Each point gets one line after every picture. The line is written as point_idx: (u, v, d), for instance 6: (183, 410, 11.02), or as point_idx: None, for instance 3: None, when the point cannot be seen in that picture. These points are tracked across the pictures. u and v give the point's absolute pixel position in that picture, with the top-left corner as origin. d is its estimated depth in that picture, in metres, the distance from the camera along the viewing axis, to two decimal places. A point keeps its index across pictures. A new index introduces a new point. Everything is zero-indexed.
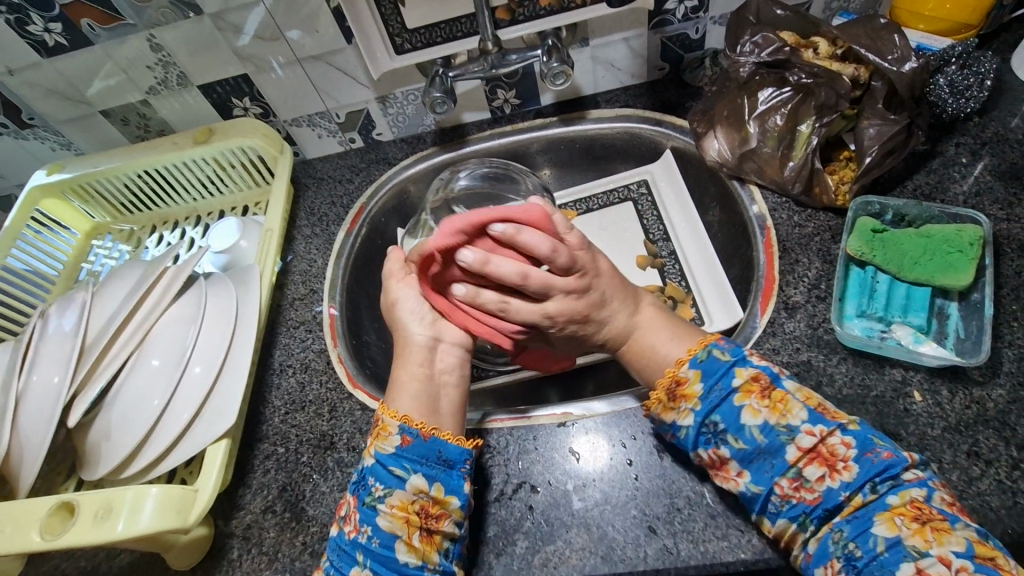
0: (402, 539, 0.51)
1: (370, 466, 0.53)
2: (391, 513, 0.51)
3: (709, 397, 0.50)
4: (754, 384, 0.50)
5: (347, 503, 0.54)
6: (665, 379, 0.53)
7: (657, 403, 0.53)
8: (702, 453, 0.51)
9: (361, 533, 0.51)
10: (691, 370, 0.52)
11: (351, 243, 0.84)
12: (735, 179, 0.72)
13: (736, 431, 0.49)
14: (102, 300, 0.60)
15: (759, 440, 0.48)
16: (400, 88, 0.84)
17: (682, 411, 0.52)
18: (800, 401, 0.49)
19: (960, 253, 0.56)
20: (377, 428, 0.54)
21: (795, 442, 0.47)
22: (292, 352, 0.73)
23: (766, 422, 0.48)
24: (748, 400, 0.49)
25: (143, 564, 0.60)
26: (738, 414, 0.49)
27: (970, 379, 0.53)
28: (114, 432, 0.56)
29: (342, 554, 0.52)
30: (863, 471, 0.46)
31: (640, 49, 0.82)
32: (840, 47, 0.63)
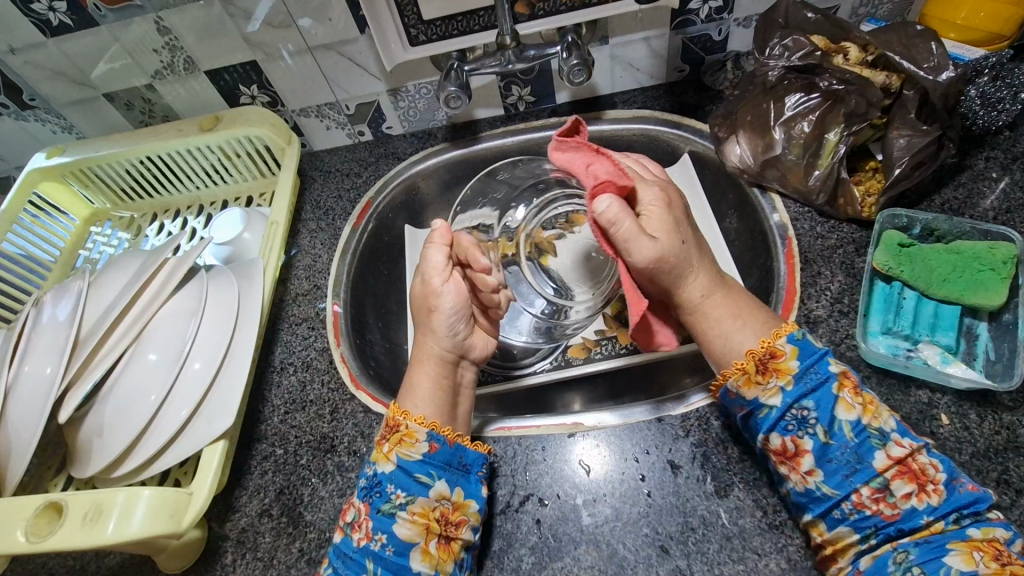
0: (418, 547, 0.49)
1: (391, 472, 0.51)
2: (411, 520, 0.50)
3: (805, 378, 0.49)
4: (846, 379, 0.48)
5: (355, 508, 0.52)
6: (760, 348, 0.51)
7: (739, 375, 0.51)
8: (775, 438, 0.49)
9: (374, 541, 0.49)
10: (789, 345, 0.50)
11: (357, 239, 0.82)
12: (756, 186, 0.70)
13: (826, 422, 0.47)
14: (99, 290, 0.58)
15: (847, 437, 0.47)
16: (412, 81, 0.82)
17: (768, 389, 0.49)
18: (890, 412, 0.48)
19: (992, 271, 0.54)
20: (401, 432, 0.53)
21: (886, 449, 0.46)
22: (294, 350, 0.71)
23: (859, 421, 0.47)
24: (845, 393, 0.48)
25: (134, 565, 0.58)
26: (832, 406, 0.47)
27: (999, 404, 0.51)
28: (107, 428, 0.54)
29: (348, 562, 0.50)
30: (949, 499, 0.44)
31: (660, 49, 0.80)
32: (871, 53, 0.61)
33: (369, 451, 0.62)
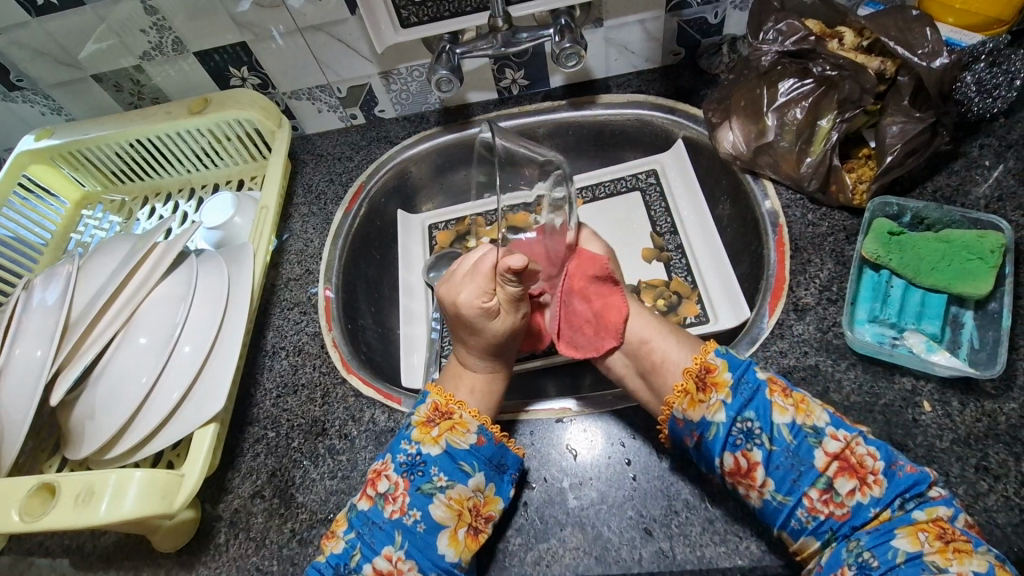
0: (447, 531, 0.50)
1: (437, 456, 0.53)
2: (447, 504, 0.51)
3: (740, 390, 0.49)
4: (776, 383, 0.49)
5: (391, 481, 0.53)
6: (693, 364, 0.52)
7: (683, 398, 0.51)
8: (728, 457, 0.48)
9: (408, 516, 0.51)
10: (717, 359, 0.51)
11: (349, 223, 0.82)
12: (748, 173, 0.69)
13: (768, 430, 0.48)
14: (90, 274, 0.58)
15: (788, 441, 0.47)
16: (404, 63, 0.81)
17: (712, 406, 0.50)
18: (821, 405, 0.48)
19: (979, 260, 0.54)
20: (455, 420, 0.54)
21: (823, 446, 0.46)
22: (286, 335, 0.72)
23: (794, 422, 0.48)
24: (777, 398, 0.48)
25: (130, 545, 0.60)
26: (769, 413, 0.48)
27: (982, 392, 0.51)
28: (99, 411, 0.54)
29: (377, 531, 0.51)
30: (892, 486, 0.45)
31: (655, 32, 0.79)
32: (867, 38, 0.60)
33: (360, 435, 0.62)
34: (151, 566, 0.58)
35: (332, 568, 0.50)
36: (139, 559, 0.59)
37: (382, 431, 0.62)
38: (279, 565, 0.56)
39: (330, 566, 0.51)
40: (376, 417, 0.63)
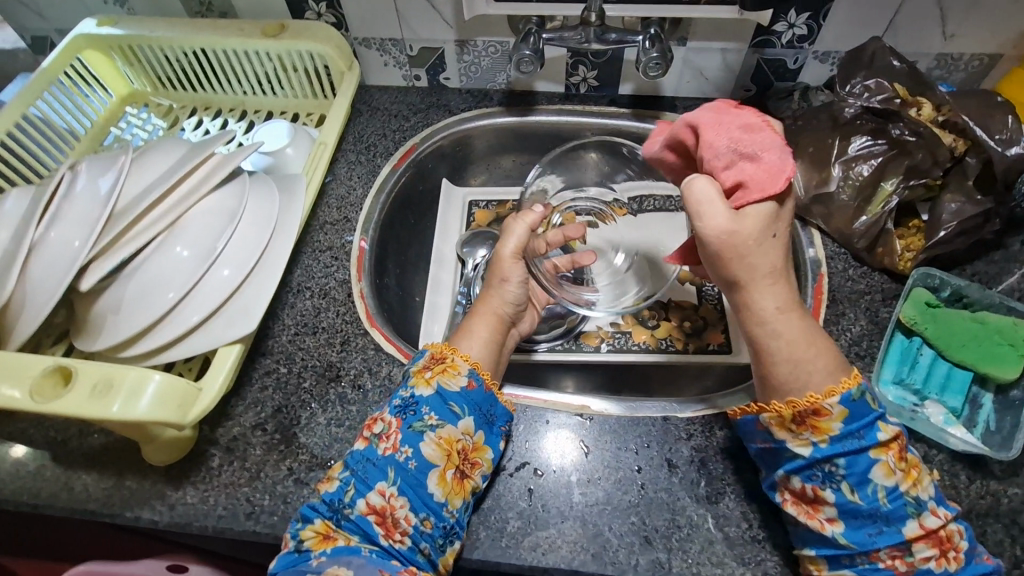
0: (437, 471, 0.49)
1: (429, 397, 0.52)
2: (437, 442, 0.50)
3: (844, 441, 0.46)
4: (895, 444, 0.46)
5: (385, 422, 0.51)
6: (804, 402, 0.47)
7: (774, 417, 0.48)
8: (798, 481, 0.48)
9: (400, 453, 0.49)
10: (838, 406, 0.46)
11: (393, 182, 0.81)
12: (797, 219, 0.70)
13: (857, 483, 0.46)
14: (140, 168, 0.56)
15: (880, 502, 0.45)
16: (482, 36, 0.81)
17: (800, 438, 0.47)
18: (929, 477, 0.47)
19: (1009, 346, 0.55)
20: (446, 364, 0.54)
21: (919, 518, 0.45)
22: (313, 276, 0.71)
23: (895, 487, 0.46)
24: (886, 458, 0.46)
25: (120, 450, 0.58)
26: (872, 471, 0.45)
27: (990, 471, 0.53)
28: (124, 307, 0.53)
29: (371, 467, 0.49)
30: (967, 568, 0.45)
31: (733, 64, 0.80)
32: (943, 114, 0.62)
33: (374, 388, 0.62)
34: (137, 475, 0.57)
35: (325, 505, 0.48)
36: (126, 466, 0.58)
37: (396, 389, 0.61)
38: (269, 501, 0.55)
39: (323, 505, 0.48)
40: (393, 375, 0.62)
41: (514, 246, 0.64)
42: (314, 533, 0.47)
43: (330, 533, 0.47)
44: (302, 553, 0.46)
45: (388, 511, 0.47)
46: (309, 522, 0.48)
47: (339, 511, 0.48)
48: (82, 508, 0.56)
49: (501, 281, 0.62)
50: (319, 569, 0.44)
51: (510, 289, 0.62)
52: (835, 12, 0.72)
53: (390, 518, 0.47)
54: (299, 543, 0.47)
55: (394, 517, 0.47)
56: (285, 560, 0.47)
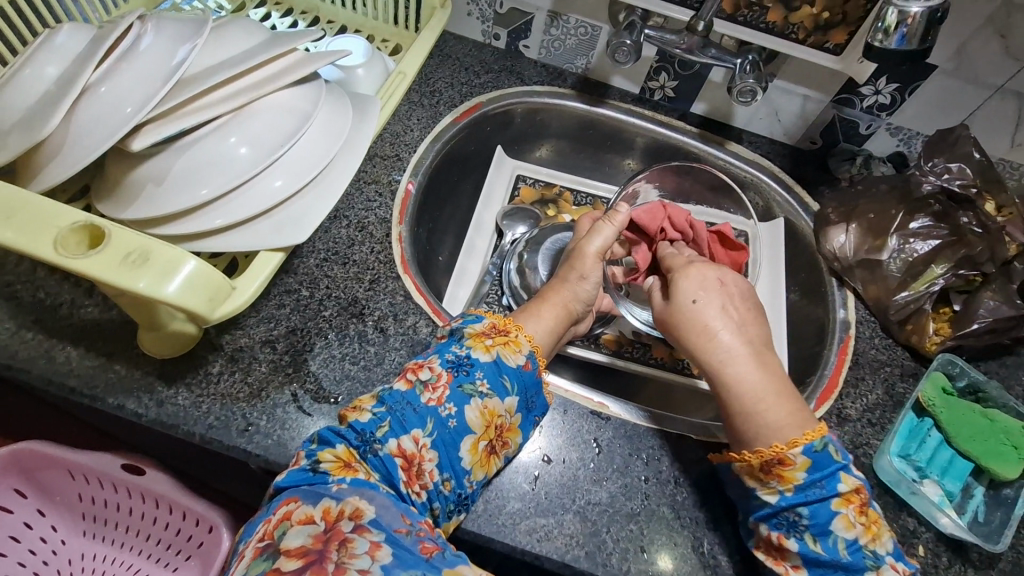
0: (472, 438, 0.48)
1: (485, 363, 0.51)
2: (481, 411, 0.49)
3: (806, 490, 0.47)
4: (856, 496, 0.47)
5: (433, 372, 0.50)
6: (770, 450, 0.48)
7: (742, 465, 0.49)
8: (764, 529, 0.49)
9: (443, 408, 0.48)
10: (801, 455, 0.47)
11: (451, 133, 0.78)
12: (836, 277, 0.73)
13: (818, 532, 0.46)
14: (218, 41, 0.52)
15: (839, 554, 0.46)
16: (577, 14, 0.79)
17: (769, 487, 0.48)
18: (890, 531, 0.47)
19: (1013, 447, 0.57)
20: (509, 338, 0.54)
21: (878, 572, 0.45)
22: (353, 206, 0.67)
23: (855, 540, 0.46)
24: (846, 512, 0.46)
25: (115, 331, 0.54)
26: (830, 521, 0.46)
27: (970, 560, 0.55)
28: (170, 181, 0.49)
29: (410, 412, 0.47)
30: None
31: (810, 114, 0.81)
32: (1003, 216, 0.64)
33: (396, 335, 0.59)
34: (128, 361, 0.53)
35: (353, 433, 0.46)
36: (117, 349, 0.53)
37: (419, 341, 0.59)
38: (266, 422, 0.52)
39: (350, 432, 0.46)
40: (418, 326, 0.60)
41: (599, 247, 0.62)
42: (333, 458, 0.44)
43: (351, 462, 0.44)
44: (317, 474, 0.44)
45: (416, 459, 0.46)
46: (329, 446, 0.45)
47: (367, 444, 0.45)
48: (60, 382, 0.51)
49: (577, 278, 0.61)
50: (338, 496, 0.42)
51: (585, 288, 0.62)
52: (923, 90, 0.73)
53: (416, 468, 0.46)
54: (315, 463, 0.44)
55: (421, 467, 0.46)
56: (295, 477, 0.44)
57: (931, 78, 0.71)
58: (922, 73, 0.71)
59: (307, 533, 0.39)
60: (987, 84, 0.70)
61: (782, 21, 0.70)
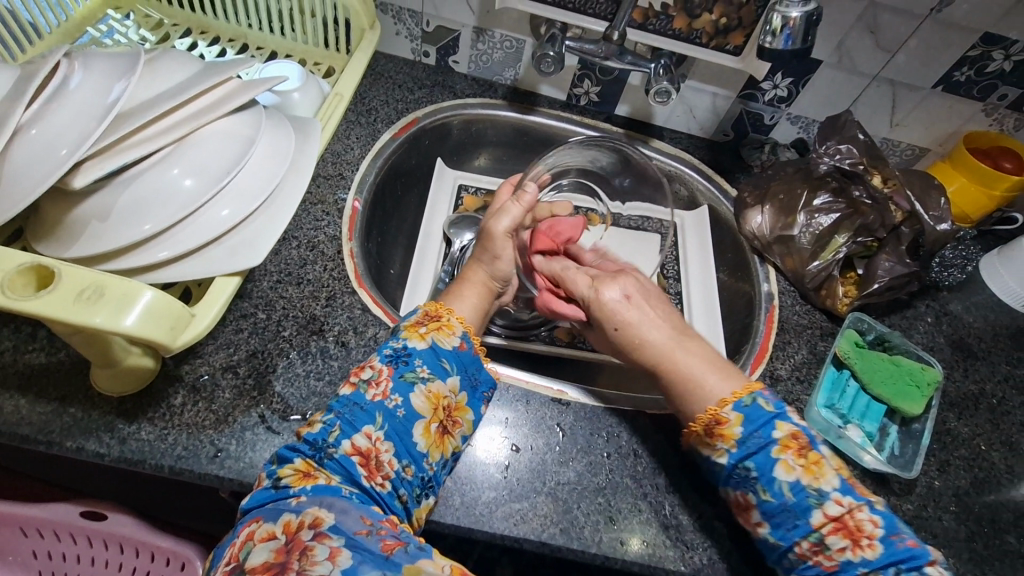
0: (423, 421, 0.51)
1: (422, 350, 0.54)
2: (426, 395, 0.52)
3: (747, 442, 0.51)
4: (793, 440, 0.50)
5: (374, 369, 0.53)
6: (704, 416, 0.53)
7: (696, 434, 0.54)
8: (731, 491, 0.53)
9: (389, 400, 0.51)
10: (733, 412, 0.52)
11: (392, 148, 0.80)
12: (757, 255, 0.81)
13: (767, 482, 0.50)
14: (153, 75, 0.53)
15: (787, 497, 0.49)
16: (501, 29, 0.84)
17: (717, 450, 0.52)
18: (834, 469, 0.50)
19: (916, 387, 0.66)
20: (442, 322, 0.57)
21: (823, 507, 0.48)
22: (302, 227, 0.68)
23: (798, 481, 0.49)
24: (785, 456, 0.50)
25: (67, 373, 0.53)
26: (774, 468, 0.50)
27: (892, 489, 0.62)
28: (115, 216, 0.49)
29: (357, 412, 0.50)
30: (886, 553, 0.47)
31: (721, 109, 0.88)
32: (889, 187, 0.72)
33: (358, 347, 0.61)
34: (82, 403, 0.52)
35: (307, 445, 0.48)
36: (70, 392, 0.52)
37: None
38: (236, 446, 0.52)
39: (304, 445, 0.48)
40: (379, 336, 0.62)
41: (507, 225, 0.66)
42: (292, 471, 0.46)
43: (310, 471, 0.46)
44: (279, 490, 0.45)
45: (372, 454, 0.49)
46: (287, 462, 0.47)
47: (322, 450, 0.47)
48: (11, 432, 0.50)
49: (491, 258, 0.65)
50: (298, 508, 0.43)
51: (502, 266, 0.66)
52: (813, 82, 0.82)
53: (374, 461, 0.48)
54: (276, 481, 0.46)
55: (379, 460, 0.48)
56: (260, 497, 0.45)
57: (818, 71, 0.81)
58: (810, 68, 0.80)
59: (269, 548, 0.41)
60: (864, 74, 0.80)
61: (687, 27, 0.77)
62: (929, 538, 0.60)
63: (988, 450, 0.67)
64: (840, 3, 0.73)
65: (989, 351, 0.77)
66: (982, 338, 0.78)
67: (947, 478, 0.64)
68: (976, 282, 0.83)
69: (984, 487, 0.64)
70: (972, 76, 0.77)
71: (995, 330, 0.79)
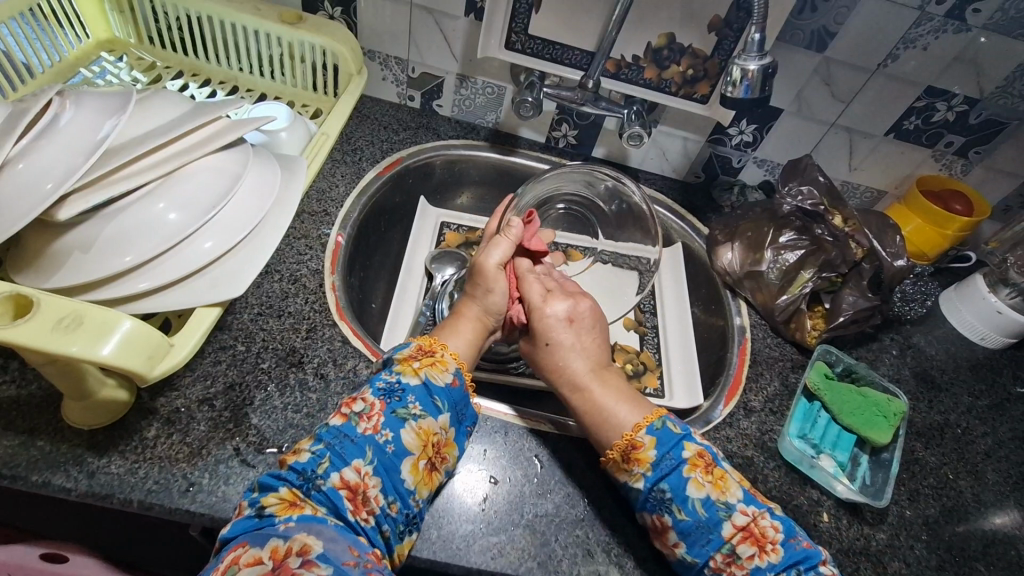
0: (411, 458, 0.51)
1: (415, 386, 0.54)
2: (417, 432, 0.52)
3: (660, 465, 0.54)
4: (700, 460, 0.54)
5: (366, 402, 0.53)
6: (621, 441, 0.56)
7: (614, 459, 0.56)
8: (647, 516, 0.54)
9: (380, 435, 0.51)
10: (647, 435, 0.55)
11: (376, 186, 0.82)
12: (729, 290, 0.84)
13: (681, 501, 0.52)
14: (145, 113, 0.55)
15: (700, 514, 0.51)
16: (483, 76, 0.88)
17: (634, 475, 0.54)
18: (738, 483, 0.54)
19: (883, 417, 0.68)
20: (436, 359, 0.57)
21: (731, 519, 0.51)
22: (284, 260, 0.69)
23: (708, 497, 0.52)
24: (694, 474, 0.53)
25: (39, 405, 0.52)
26: (684, 486, 0.52)
27: (865, 518, 0.63)
28: (98, 247, 0.50)
29: (348, 444, 0.49)
30: (787, 555, 0.50)
31: (691, 152, 0.93)
32: (850, 226, 0.76)
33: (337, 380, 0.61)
34: (51, 436, 0.51)
35: (294, 474, 0.47)
36: (40, 425, 0.51)
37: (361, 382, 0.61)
38: (209, 479, 0.51)
39: (290, 474, 0.47)
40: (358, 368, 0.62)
41: (498, 259, 0.65)
42: (277, 500, 0.45)
43: (296, 501, 0.46)
44: (263, 519, 0.44)
45: (360, 488, 0.48)
46: (271, 490, 0.46)
47: (310, 481, 0.47)
48: None
49: (483, 292, 0.65)
50: (286, 534, 0.43)
51: (494, 299, 0.65)
52: (776, 128, 0.88)
53: (361, 496, 0.48)
54: (260, 509, 0.45)
55: (366, 495, 0.48)
56: (242, 525, 0.44)
57: (779, 119, 0.86)
58: (772, 115, 0.86)
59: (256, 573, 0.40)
60: (822, 122, 0.85)
61: (657, 77, 0.82)
62: (903, 567, 0.60)
63: (956, 479, 0.69)
64: (797, 58, 0.79)
65: (952, 383, 0.80)
66: (945, 369, 0.81)
67: (918, 507, 0.65)
68: (936, 317, 0.87)
69: (953, 516, 0.66)
70: (920, 125, 0.84)
71: (956, 362, 0.82)
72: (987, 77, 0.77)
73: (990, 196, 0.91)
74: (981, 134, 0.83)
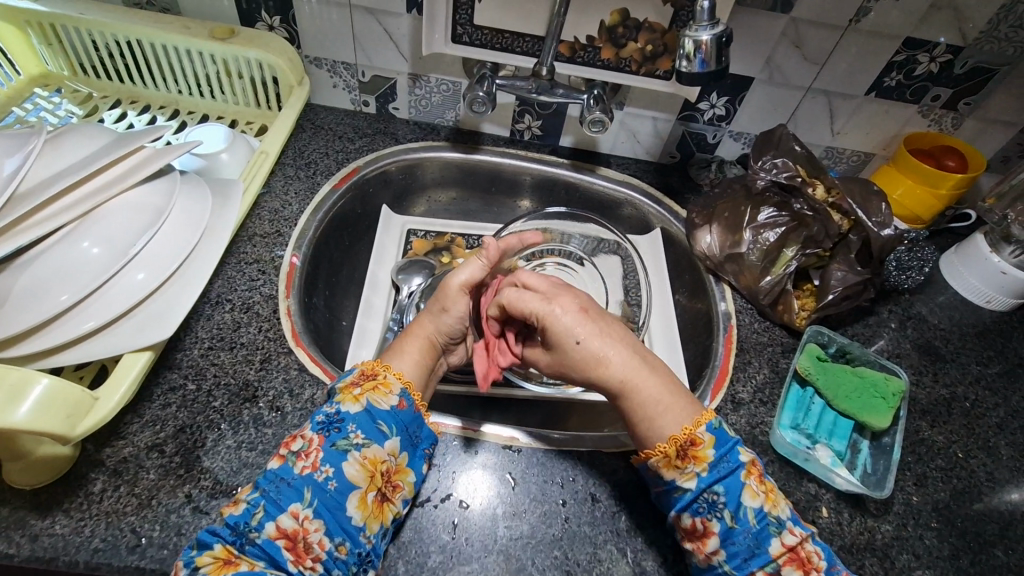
0: (358, 493, 0.48)
1: (356, 414, 0.51)
2: (361, 463, 0.49)
3: (717, 467, 0.50)
4: (755, 467, 0.50)
5: (305, 439, 0.50)
6: (681, 433, 0.51)
7: (661, 456, 0.51)
8: (687, 516, 0.50)
9: (319, 472, 0.48)
10: (706, 433, 0.50)
11: (333, 200, 0.79)
12: (711, 275, 0.79)
13: (733, 507, 0.49)
14: (56, 153, 0.52)
15: (751, 524, 0.48)
16: (435, 73, 0.84)
17: (686, 473, 0.50)
18: (785, 499, 0.51)
19: (882, 399, 0.63)
20: (377, 382, 0.54)
21: (781, 536, 0.48)
22: (236, 288, 0.66)
23: (761, 508, 0.49)
24: (751, 481, 0.49)
25: None
26: (740, 493, 0.49)
27: (867, 509, 0.59)
28: (11, 301, 0.46)
29: (284, 487, 0.47)
30: None
31: (663, 132, 0.88)
32: (833, 197, 0.71)
33: (293, 411, 0.58)
34: None
35: (228, 529, 0.45)
36: None
37: (319, 413, 0.58)
38: (159, 532, 0.49)
39: (225, 529, 0.45)
40: (316, 398, 0.59)
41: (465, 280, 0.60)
42: (212, 559, 0.44)
43: (231, 558, 0.44)
44: None
45: (300, 535, 0.46)
46: (206, 549, 0.44)
47: (244, 534, 0.45)
48: None
49: (439, 311, 0.60)
50: None
51: (447, 320, 0.60)
52: (749, 99, 0.83)
53: (302, 543, 0.45)
54: (194, 570, 0.43)
55: (307, 541, 0.46)
56: None
57: (751, 88, 0.81)
58: (743, 85, 0.81)
59: None
60: (797, 87, 0.80)
61: (615, 57, 0.77)
62: (912, 560, 0.56)
63: (966, 458, 0.64)
64: (762, 23, 0.73)
65: (958, 353, 0.75)
66: (950, 339, 0.76)
67: (925, 492, 0.61)
68: (937, 282, 0.82)
69: (966, 498, 0.61)
70: (902, 80, 0.78)
71: (961, 329, 0.77)
72: (970, 23, 0.71)
73: (986, 149, 0.85)
74: (969, 83, 0.78)
